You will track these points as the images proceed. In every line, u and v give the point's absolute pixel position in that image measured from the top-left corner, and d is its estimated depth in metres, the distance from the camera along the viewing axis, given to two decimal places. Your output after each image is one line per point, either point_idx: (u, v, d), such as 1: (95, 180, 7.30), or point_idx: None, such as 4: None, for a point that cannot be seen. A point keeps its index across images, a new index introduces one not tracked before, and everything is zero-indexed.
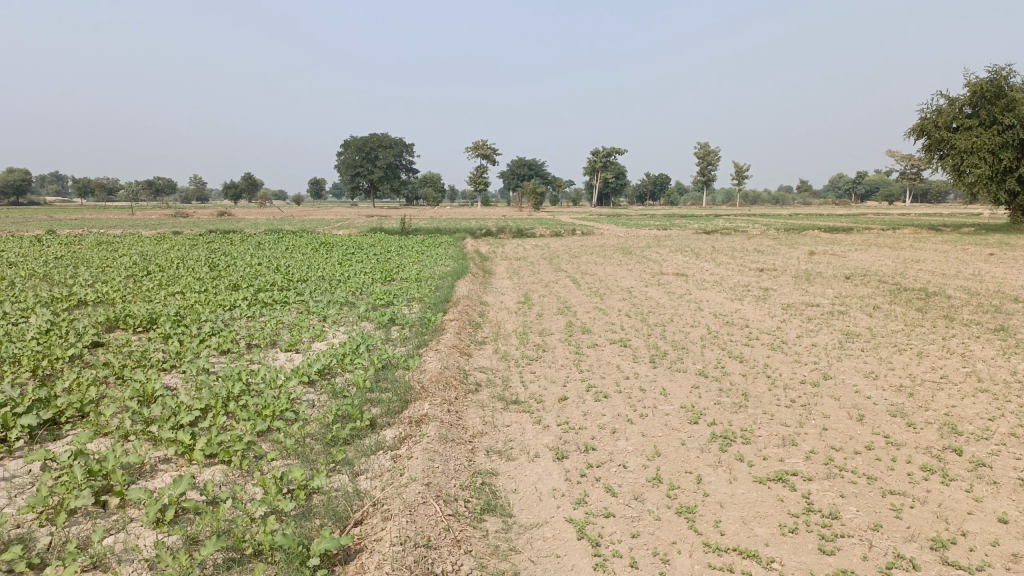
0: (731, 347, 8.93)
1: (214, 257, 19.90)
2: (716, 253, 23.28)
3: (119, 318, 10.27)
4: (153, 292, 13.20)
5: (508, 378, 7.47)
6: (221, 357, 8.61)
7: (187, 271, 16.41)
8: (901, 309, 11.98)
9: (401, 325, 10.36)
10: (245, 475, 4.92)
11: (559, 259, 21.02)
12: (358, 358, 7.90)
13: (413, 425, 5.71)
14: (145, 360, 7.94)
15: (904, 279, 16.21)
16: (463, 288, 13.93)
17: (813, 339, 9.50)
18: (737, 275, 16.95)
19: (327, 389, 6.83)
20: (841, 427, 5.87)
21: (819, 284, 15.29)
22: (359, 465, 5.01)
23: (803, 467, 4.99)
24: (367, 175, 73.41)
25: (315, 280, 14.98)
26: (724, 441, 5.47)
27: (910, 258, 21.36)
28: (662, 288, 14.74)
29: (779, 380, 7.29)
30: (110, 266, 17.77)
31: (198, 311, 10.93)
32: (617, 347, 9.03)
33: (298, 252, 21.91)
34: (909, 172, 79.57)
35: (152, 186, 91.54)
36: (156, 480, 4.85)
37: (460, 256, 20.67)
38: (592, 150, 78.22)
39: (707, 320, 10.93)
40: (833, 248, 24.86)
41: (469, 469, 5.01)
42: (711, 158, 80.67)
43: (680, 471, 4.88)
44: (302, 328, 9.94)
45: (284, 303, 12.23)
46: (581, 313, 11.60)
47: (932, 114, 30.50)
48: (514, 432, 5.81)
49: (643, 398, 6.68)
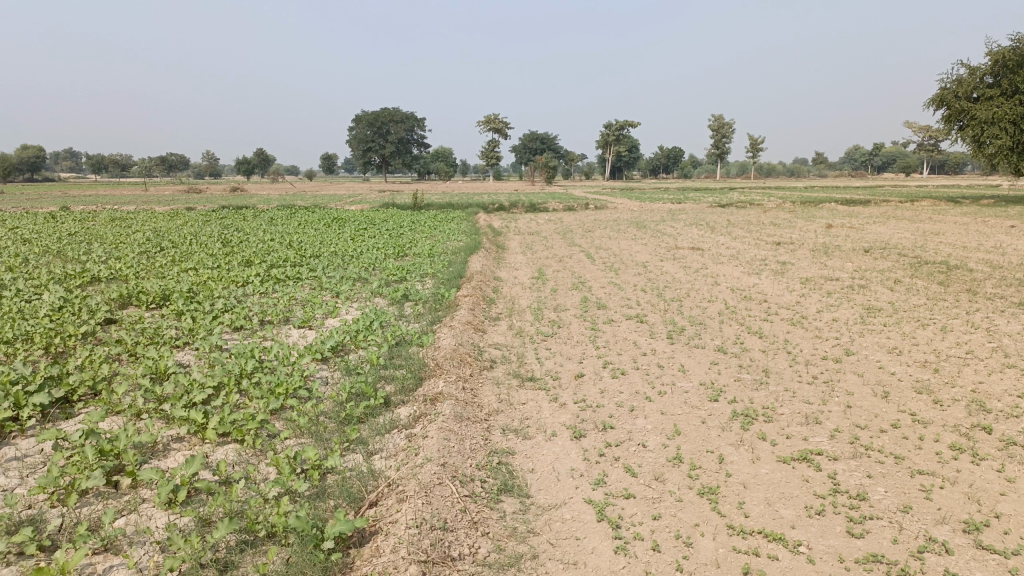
0: (750, 323, 8.77)
1: (226, 233, 19.82)
2: (732, 226, 23.02)
3: (132, 295, 10.22)
4: (166, 268, 13.16)
5: (523, 355, 7.36)
6: (233, 334, 8.55)
7: (200, 248, 16.35)
8: (923, 283, 11.75)
9: (414, 300, 10.26)
10: (258, 455, 4.84)
11: (573, 234, 20.85)
12: (372, 335, 7.81)
13: (428, 403, 5.61)
14: (157, 337, 7.87)
15: (924, 253, 15.93)
16: (476, 263, 13.79)
17: (834, 314, 9.32)
18: (754, 249, 16.72)
19: (340, 367, 6.74)
20: (865, 405, 5.73)
21: (838, 258, 15.06)
22: (373, 445, 4.92)
23: (827, 447, 4.86)
24: (379, 150, 73.11)
25: (327, 256, 14.90)
26: (746, 419, 5.34)
27: (930, 231, 21.01)
28: (678, 262, 14.57)
29: (800, 357, 7.14)
30: (123, 243, 17.75)
31: (211, 288, 10.87)
32: (634, 322, 8.89)
33: (310, 227, 21.82)
34: (926, 143, 78.40)
35: (165, 162, 91.59)
36: (168, 460, 4.78)
37: (472, 231, 20.52)
38: (605, 124, 77.49)
39: (725, 295, 10.77)
40: (852, 221, 24.50)
41: (485, 449, 4.91)
42: (725, 131, 79.80)
43: (701, 450, 4.76)
44: (315, 304, 9.85)
45: (297, 279, 12.14)
46: (596, 288, 11.45)
47: (953, 85, 29.88)
48: (530, 410, 5.71)
49: (661, 375, 6.55)
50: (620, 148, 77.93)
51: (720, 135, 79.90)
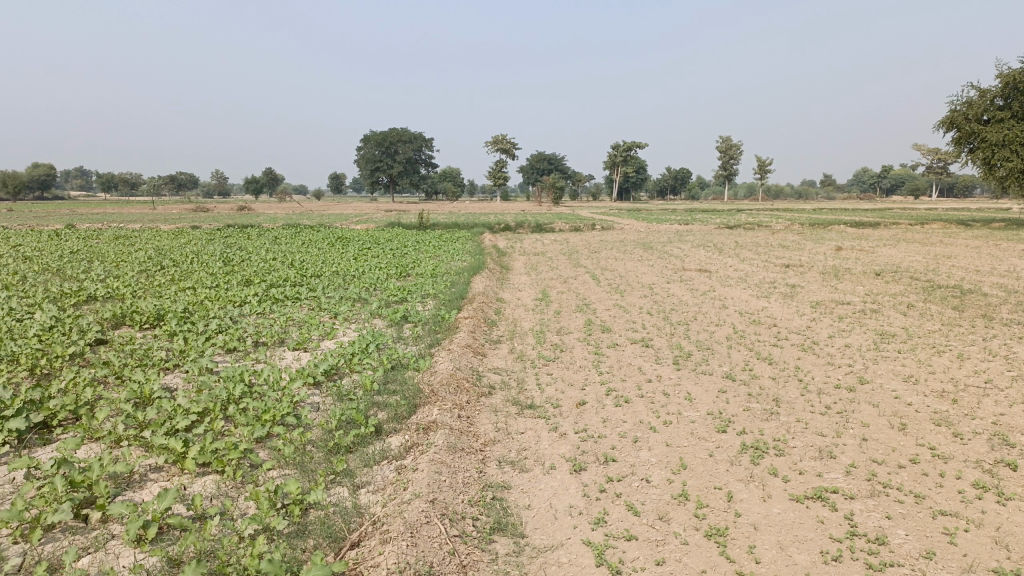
0: (759, 348, 8.49)
1: (228, 252, 19.64)
2: (739, 248, 22.75)
3: (126, 314, 10.00)
4: (164, 287, 12.96)
5: (523, 381, 7.09)
6: (226, 356, 8.31)
7: (201, 267, 16.16)
8: (936, 308, 11.44)
9: (413, 322, 10.01)
10: (238, 487, 4.58)
11: (578, 255, 20.61)
12: (367, 358, 7.57)
13: (421, 432, 5.34)
14: (147, 359, 7.64)
15: (936, 276, 15.63)
16: (479, 284, 13.54)
17: (846, 340, 9.02)
18: (763, 272, 16.45)
19: (332, 392, 6.49)
20: (882, 438, 5.43)
21: (848, 281, 14.77)
22: (360, 477, 4.64)
23: (843, 484, 4.57)
24: (387, 170, 73.29)
25: (328, 276, 14.68)
26: (755, 452, 5.05)
27: (942, 254, 20.67)
28: (684, 284, 14.30)
29: (811, 385, 6.85)
30: (124, 261, 17.60)
31: (207, 308, 10.65)
32: (639, 347, 8.61)
33: (314, 246, 21.63)
34: (935, 165, 78.09)
35: (174, 180, 91.93)
36: (142, 493, 4.52)
37: (477, 251, 20.30)
38: (612, 145, 77.50)
39: (733, 319, 10.49)
40: (861, 244, 24.19)
41: (479, 482, 4.64)
42: (733, 153, 79.76)
43: (708, 487, 4.48)
44: (312, 325, 9.62)
45: (296, 299, 11.91)
46: (600, 311, 11.19)
47: (962, 107, 29.66)
48: (528, 440, 5.43)
49: (667, 404, 6.27)
50: (627, 169, 77.88)
51: (727, 157, 79.82)
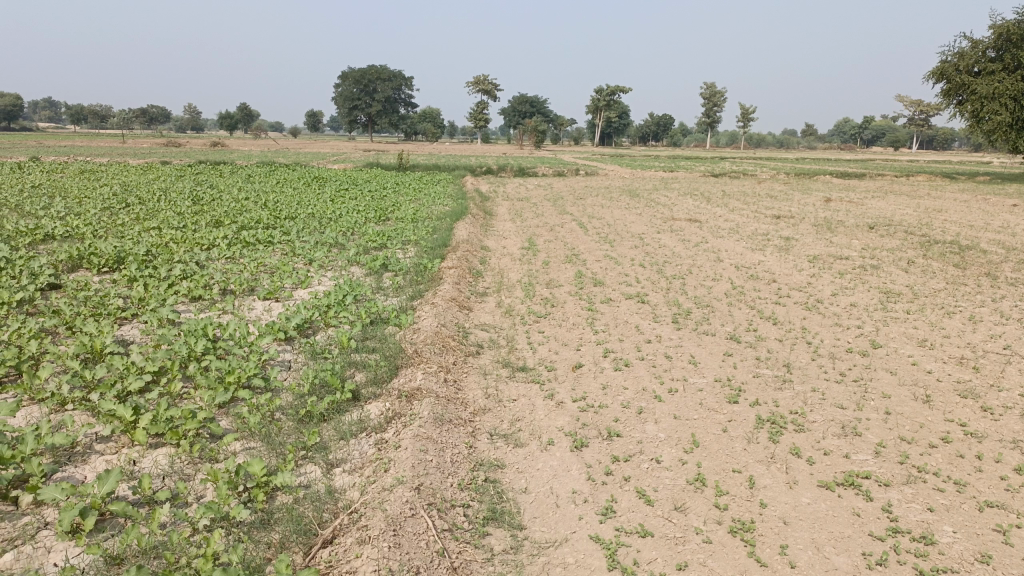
0: (761, 306, 8.02)
1: (199, 190, 18.72)
2: (728, 197, 22.22)
3: (83, 256, 9.27)
4: (127, 227, 12.19)
5: (513, 340, 6.54)
6: (190, 305, 7.68)
7: (169, 206, 15.32)
8: (937, 266, 11.01)
9: (393, 271, 9.39)
10: (195, 464, 4.02)
11: (563, 201, 19.99)
12: (345, 310, 6.97)
13: (403, 400, 4.80)
14: (102, 307, 6.98)
15: (931, 231, 15.22)
16: (462, 231, 12.90)
17: (851, 298, 8.54)
18: (754, 223, 15.94)
19: (305, 349, 5.91)
20: (907, 412, 4.99)
21: (843, 234, 14.30)
22: (335, 453, 4.10)
23: (874, 469, 4.12)
24: (365, 108, 71.43)
25: (304, 218, 13.96)
26: (773, 428, 4.58)
27: (932, 208, 20.26)
28: (676, 235, 13.75)
29: (822, 349, 6.39)
30: (87, 198, 16.68)
31: (171, 251, 9.93)
32: (634, 303, 8.07)
33: (290, 186, 20.76)
34: (917, 117, 77.58)
35: (146, 114, 88.79)
36: (84, 471, 3.96)
37: (459, 196, 19.60)
38: (597, 88, 76.03)
39: (729, 273, 9.98)
40: (850, 196, 23.72)
41: (469, 461, 4.13)
42: (716, 100, 78.74)
43: (727, 469, 4.00)
44: (284, 272, 8.97)
45: (269, 244, 11.19)
46: (591, 262, 10.63)
47: (954, 58, 28.94)
48: (521, 409, 4.91)
49: (670, 369, 5.78)
50: (609, 114, 76.59)
51: (711, 104, 78.65)
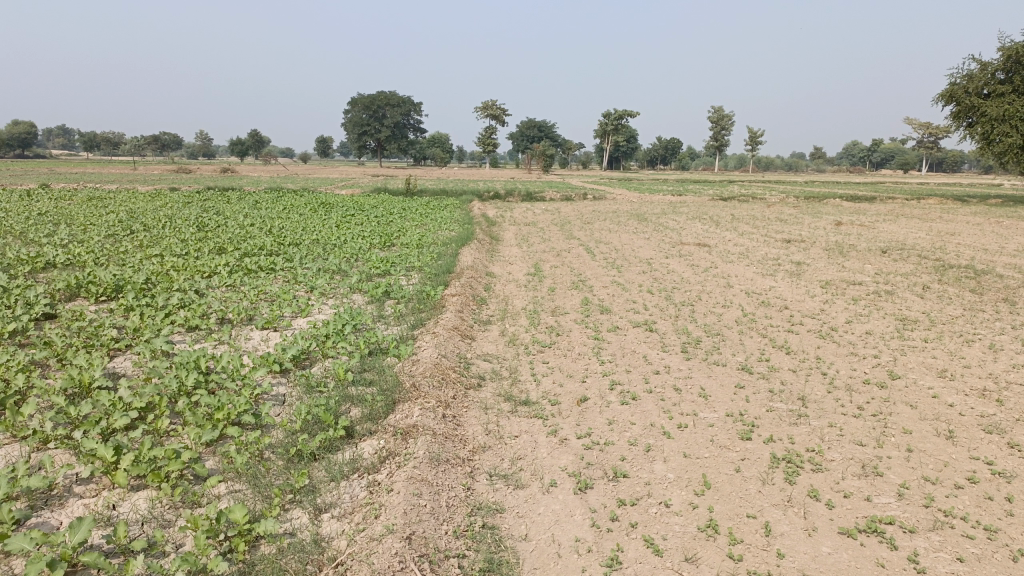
0: (772, 335, 7.78)
1: (205, 216, 18.65)
2: (737, 221, 22.03)
3: (81, 285, 9.11)
4: (129, 254, 12.07)
5: (516, 371, 6.32)
6: (187, 335, 7.50)
7: (173, 232, 15.22)
8: (953, 291, 10.74)
9: (396, 298, 9.20)
10: (177, 509, 3.81)
11: (570, 226, 19.83)
12: (344, 340, 6.77)
13: (398, 437, 4.57)
14: (95, 337, 6.80)
15: (945, 255, 14.96)
16: (468, 257, 12.73)
17: (866, 326, 8.28)
18: (764, 247, 15.72)
19: (300, 382, 5.70)
20: (930, 450, 4.73)
21: (855, 259, 14.06)
22: (324, 497, 3.88)
23: (898, 513, 3.86)
24: (374, 133, 71.78)
25: (308, 245, 13.83)
26: (789, 468, 4.33)
27: (945, 232, 19.99)
28: (684, 260, 13.54)
29: (838, 381, 6.14)
30: (92, 224, 16.62)
31: (171, 279, 9.77)
32: (642, 331, 7.84)
33: (296, 212, 20.69)
34: (926, 140, 77.33)
35: (158, 141, 89.65)
36: (59, 516, 3.74)
37: (466, 220, 19.49)
38: (604, 113, 76.26)
39: (740, 300, 9.75)
40: (861, 219, 23.45)
41: (466, 504, 3.90)
42: (724, 124, 78.83)
43: (741, 515, 3.76)
44: (284, 300, 8.79)
45: (271, 271, 11.03)
46: (597, 288, 10.42)
47: (963, 81, 28.79)
48: (523, 447, 4.68)
49: (680, 402, 5.53)
50: (617, 138, 76.66)
51: (719, 127, 78.73)
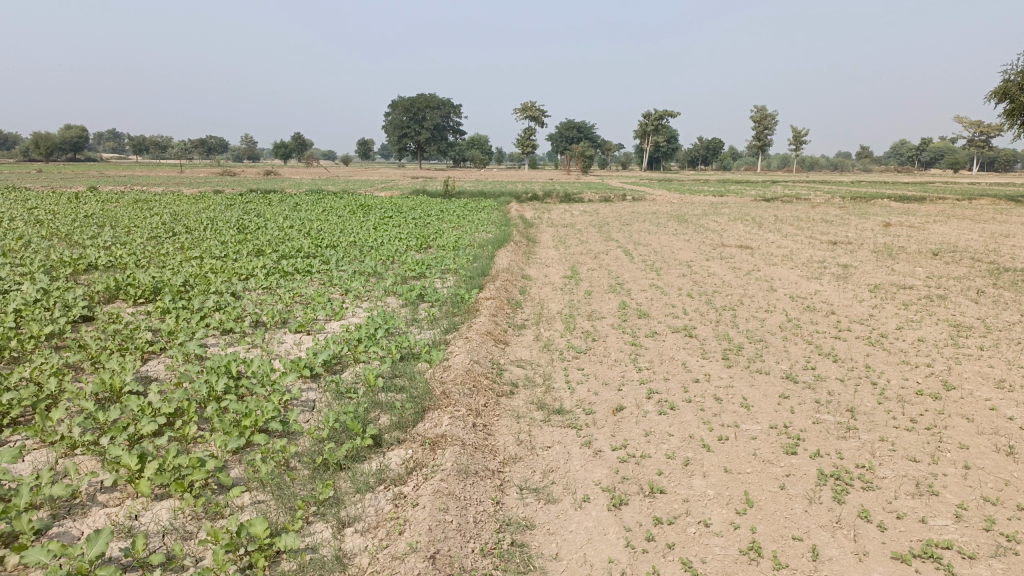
0: (818, 341, 7.49)
1: (244, 219, 18.79)
2: (781, 222, 21.57)
3: (120, 287, 9.16)
4: (169, 257, 12.16)
5: (550, 378, 6.14)
6: (221, 338, 7.47)
7: (213, 234, 15.35)
8: (1009, 296, 10.27)
9: (430, 302, 9.09)
10: (199, 520, 3.72)
11: (609, 227, 19.58)
12: (375, 344, 6.66)
13: (427, 448, 4.43)
14: (130, 341, 6.79)
15: (999, 257, 14.40)
16: (504, 259, 12.57)
17: (917, 333, 7.92)
18: (809, 249, 15.32)
19: (330, 388, 5.60)
20: (990, 467, 4.44)
21: (904, 261, 13.61)
22: (348, 509, 3.75)
23: (956, 536, 3.60)
24: (414, 136, 72.08)
25: (345, 247, 13.82)
26: (837, 486, 4.10)
27: (999, 233, 19.29)
28: (726, 262, 13.23)
29: (888, 391, 5.85)
30: (136, 227, 16.86)
31: (208, 281, 9.79)
32: (681, 337, 7.60)
33: (335, 214, 20.77)
34: (977, 138, 75.19)
35: (204, 144, 91.42)
36: (81, 526, 3.68)
37: (503, 222, 19.37)
38: (644, 113, 75.59)
39: (784, 304, 9.44)
40: (910, 220, 22.77)
41: (495, 520, 3.74)
42: (766, 123, 77.61)
43: (786, 537, 3.54)
44: (319, 303, 8.74)
45: (307, 273, 11.01)
46: (636, 292, 10.20)
47: (1017, 77, 27.80)
48: (555, 459, 4.51)
49: (720, 413, 5.31)
50: (658, 138, 75.97)
51: (761, 127, 77.52)
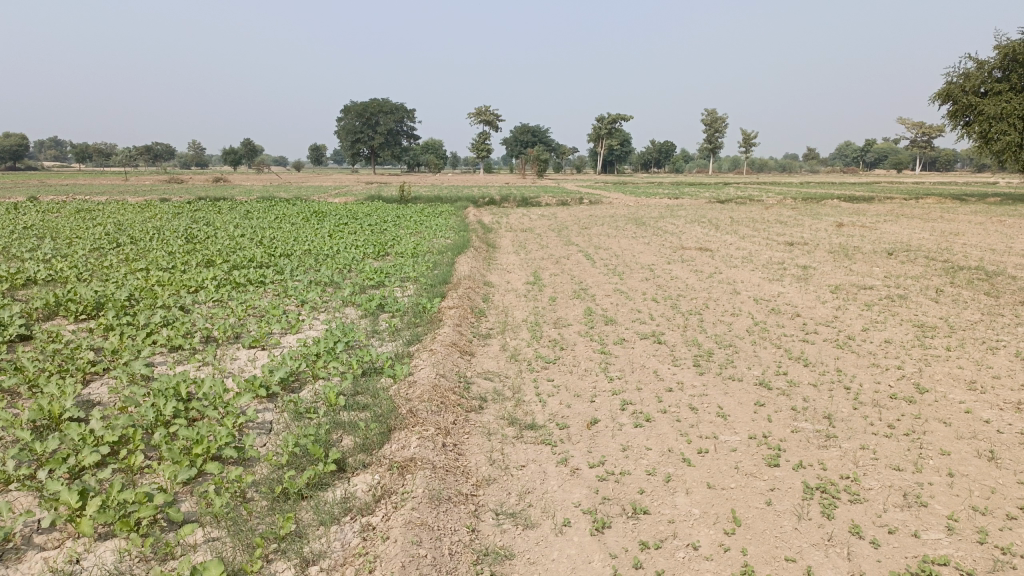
0: (787, 345, 7.40)
1: (193, 228, 18.18)
2: (737, 224, 21.70)
3: (60, 303, 8.67)
4: (113, 269, 11.61)
5: (520, 390, 5.92)
6: (170, 355, 7.07)
7: (160, 244, 14.78)
8: (968, 295, 10.36)
9: (390, 311, 8.79)
10: (147, 563, 3.40)
11: (568, 231, 19.46)
12: (335, 359, 6.35)
13: (395, 473, 4.17)
14: (71, 361, 6.37)
15: (952, 256, 14.61)
16: (464, 266, 12.32)
17: (884, 334, 7.89)
18: (767, 251, 15.36)
19: (287, 408, 5.29)
20: (974, 474, 4.35)
21: (861, 262, 13.70)
22: (312, 544, 3.47)
23: (951, 551, 3.47)
24: (367, 141, 71.23)
25: (299, 255, 13.41)
26: (825, 500, 3.95)
27: (949, 232, 19.62)
28: (687, 265, 13.16)
29: (863, 396, 5.75)
30: (78, 238, 16.18)
31: (155, 295, 9.34)
32: (650, 344, 7.44)
33: (288, 221, 20.24)
34: (919, 139, 77.22)
35: (150, 151, 89.28)
36: (14, 573, 3.32)
37: (461, 228, 19.09)
38: (598, 116, 76.02)
39: (749, 307, 9.36)
40: (861, 220, 23.12)
41: (471, 550, 3.50)
42: (717, 126, 78.73)
43: (779, 558, 3.37)
44: (274, 317, 8.37)
45: (260, 284, 10.61)
46: (600, 297, 10.03)
47: (960, 79, 28.46)
48: (531, 479, 4.28)
49: (698, 424, 5.14)
50: (611, 141, 76.38)
51: (712, 129, 78.51)
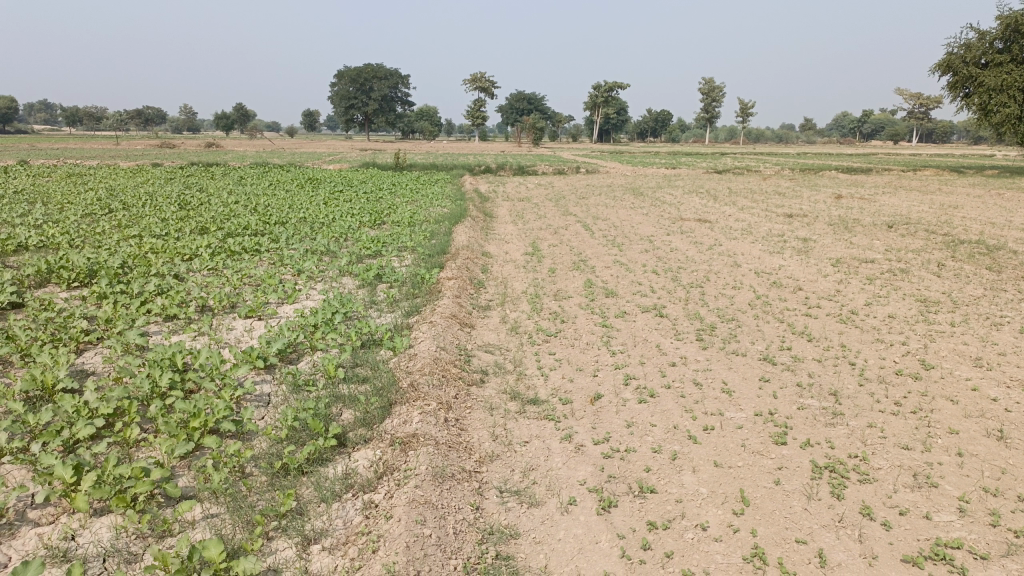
0: (790, 320, 7.32)
1: (187, 194, 17.95)
2: (735, 195, 21.54)
3: (52, 270, 8.52)
4: (106, 236, 11.43)
5: (521, 364, 5.83)
6: (165, 324, 6.95)
7: (154, 211, 14.58)
8: (969, 269, 10.28)
9: (388, 282, 8.68)
10: (145, 540, 3.32)
11: (566, 201, 19.28)
12: (333, 330, 6.24)
13: (396, 449, 4.09)
14: (64, 330, 6.24)
15: (951, 229, 14.51)
16: (462, 236, 12.18)
17: (887, 309, 7.81)
18: (766, 223, 15.23)
19: (286, 381, 5.19)
20: (983, 454, 4.29)
21: (861, 235, 13.59)
22: (314, 522, 3.40)
23: (964, 534, 3.41)
24: (362, 107, 70.43)
25: (294, 223, 13.24)
26: (834, 479, 3.89)
27: (948, 204, 19.51)
28: (686, 237, 13.05)
29: (868, 372, 5.69)
30: (70, 203, 15.95)
31: (148, 262, 9.19)
32: (652, 317, 7.35)
33: (283, 188, 20.00)
34: (917, 111, 76.77)
35: (141, 115, 88.19)
36: (7, 550, 3.24)
37: (458, 197, 18.89)
38: (594, 84, 75.26)
39: (750, 280, 9.27)
40: (859, 192, 22.98)
41: (476, 530, 3.43)
42: (715, 95, 78.02)
43: (790, 541, 3.31)
44: (270, 286, 8.25)
45: (255, 252, 10.47)
46: (601, 269, 9.92)
47: (961, 50, 28.14)
48: (535, 456, 4.20)
49: (703, 400, 5.07)
50: (608, 110, 75.73)
51: (709, 99, 77.89)
